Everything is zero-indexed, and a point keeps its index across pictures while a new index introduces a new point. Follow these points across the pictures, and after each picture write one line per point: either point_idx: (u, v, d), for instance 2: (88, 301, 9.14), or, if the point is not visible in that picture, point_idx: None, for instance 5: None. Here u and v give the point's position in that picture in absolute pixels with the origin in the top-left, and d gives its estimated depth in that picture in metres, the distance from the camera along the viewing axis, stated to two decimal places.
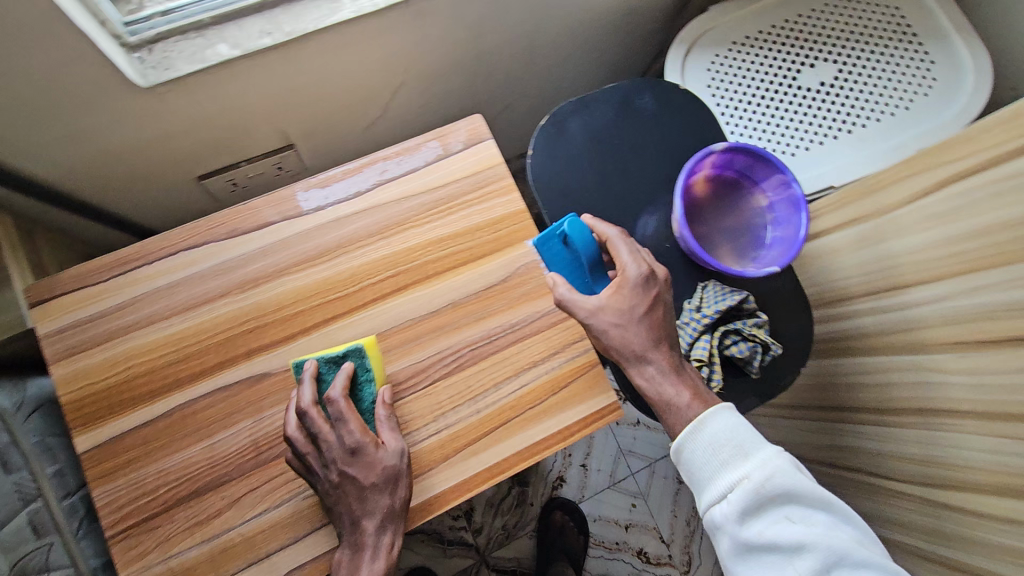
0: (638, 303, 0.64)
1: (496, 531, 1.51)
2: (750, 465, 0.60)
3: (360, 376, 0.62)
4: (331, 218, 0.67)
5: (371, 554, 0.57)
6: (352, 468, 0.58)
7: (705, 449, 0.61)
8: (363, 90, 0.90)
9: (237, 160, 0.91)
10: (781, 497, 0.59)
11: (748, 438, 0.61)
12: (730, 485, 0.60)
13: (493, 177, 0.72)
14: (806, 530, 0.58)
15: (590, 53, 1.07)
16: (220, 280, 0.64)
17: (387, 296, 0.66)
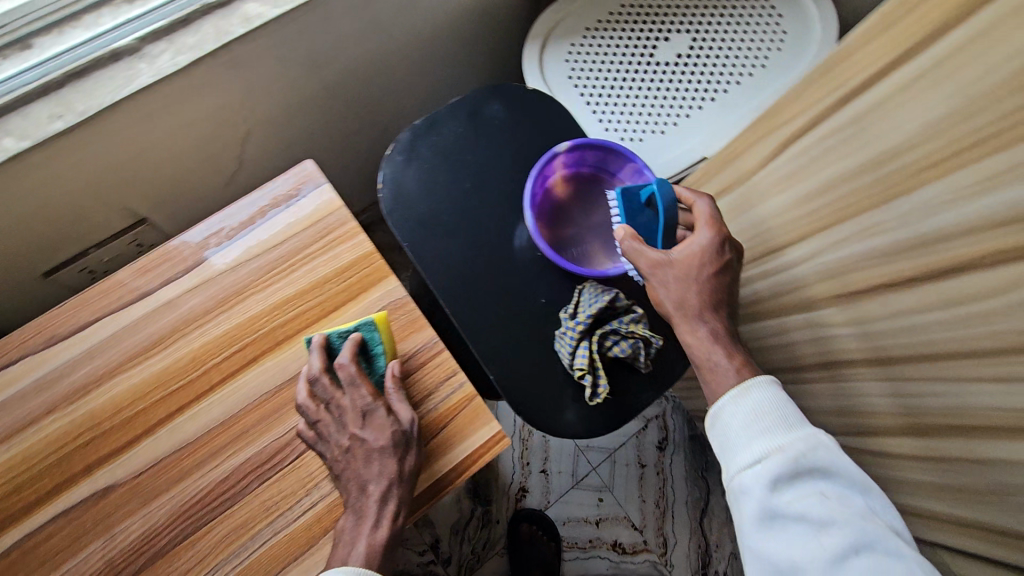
0: (709, 266, 0.65)
1: (465, 556, 1.38)
2: (792, 433, 0.53)
3: (371, 349, 0.63)
4: (164, 302, 0.64)
5: (374, 521, 0.57)
6: (364, 431, 0.60)
7: (745, 415, 0.56)
8: (201, 151, 0.84)
9: (86, 248, 0.85)
10: (812, 471, 0.51)
11: (791, 414, 0.55)
12: (764, 453, 0.53)
13: (334, 224, 0.68)
14: (835, 506, 0.49)
15: (446, 64, 1.03)
16: (47, 394, 0.61)
17: (237, 373, 0.63)
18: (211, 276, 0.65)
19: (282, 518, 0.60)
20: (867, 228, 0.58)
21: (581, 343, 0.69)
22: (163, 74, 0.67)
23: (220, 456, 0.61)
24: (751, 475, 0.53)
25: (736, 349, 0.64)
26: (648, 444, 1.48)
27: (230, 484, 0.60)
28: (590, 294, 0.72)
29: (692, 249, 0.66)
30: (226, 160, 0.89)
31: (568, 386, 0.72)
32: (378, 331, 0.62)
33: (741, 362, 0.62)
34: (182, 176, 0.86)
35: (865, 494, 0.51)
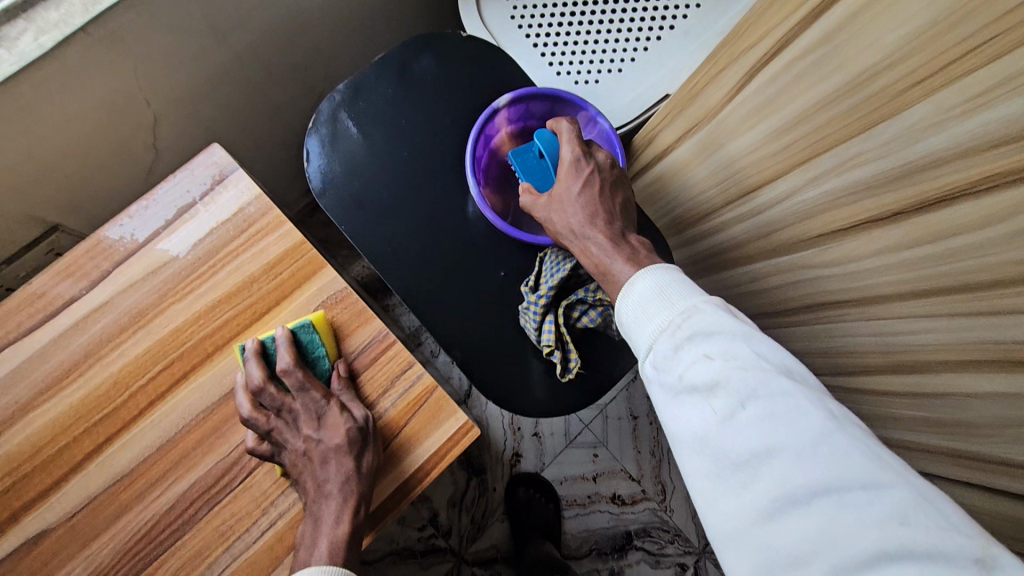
0: (573, 182, 0.60)
1: (465, 527, 1.36)
2: (678, 307, 0.45)
3: (312, 352, 0.57)
4: (72, 323, 0.56)
5: (333, 523, 0.51)
6: (320, 432, 0.55)
7: (636, 305, 0.48)
8: (107, 142, 0.75)
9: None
10: (694, 335, 0.42)
11: (680, 290, 0.47)
12: (654, 336, 0.45)
13: (255, 214, 0.60)
14: (719, 363, 0.40)
15: (373, 17, 0.92)
16: None
17: (167, 393, 0.56)
18: (122, 288, 0.57)
19: (236, 545, 0.54)
20: (846, 161, 0.51)
21: (546, 318, 0.63)
22: (29, 58, 0.58)
23: (161, 487, 0.54)
24: (651, 365, 0.45)
25: (626, 252, 0.55)
26: (638, 395, 1.43)
27: (175, 515, 0.54)
28: (551, 262, 0.65)
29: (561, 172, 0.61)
30: (137, 150, 0.80)
31: (538, 363, 0.67)
32: (320, 329, 0.57)
33: (627, 262, 0.54)
34: (89, 171, 0.77)
35: (757, 338, 0.40)
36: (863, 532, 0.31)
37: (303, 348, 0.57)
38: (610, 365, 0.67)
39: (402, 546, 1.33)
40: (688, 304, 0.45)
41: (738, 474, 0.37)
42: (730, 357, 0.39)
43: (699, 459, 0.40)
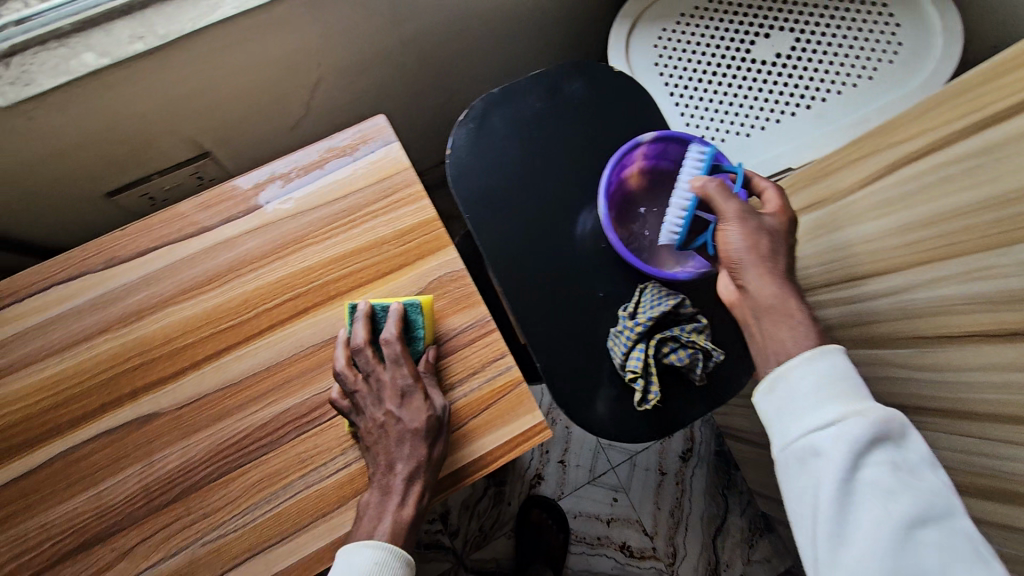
0: (773, 216, 0.61)
1: (472, 532, 1.38)
2: (869, 405, 0.48)
3: (410, 330, 0.60)
4: (224, 238, 0.62)
5: (399, 501, 0.55)
6: (399, 409, 0.57)
7: (819, 377, 0.51)
8: (274, 90, 0.83)
9: (148, 172, 0.86)
10: (884, 442, 0.46)
11: (865, 386, 0.51)
12: (841, 415, 0.48)
13: (401, 184, 0.65)
14: (901, 479, 0.44)
15: (529, 31, 0.97)
16: (98, 316, 0.59)
17: (288, 321, 0.61)
18: (273, 218, 0.63)
19: (312, 474, 0.58)
20: (972, 272, 0.52)
21: (637, 345, 0.66)
22: (248, 5, 0.66)
23: (261, 403, 0.59)
24: (825, 437, 0.48)
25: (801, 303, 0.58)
26: (670, 452, 1.42)
27: (267, 432, 0.59)
28: (652, 295, 0.68)
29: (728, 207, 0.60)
30: (295, 102, 0.88)
31: (614, 387, 0.69)
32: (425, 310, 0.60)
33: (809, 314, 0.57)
34: (251, 111, 0.84)
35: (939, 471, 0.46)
36: None
37: (407, 324, 0.60)
38: (682, 407, 0.69)
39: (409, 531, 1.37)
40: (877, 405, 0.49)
41: None
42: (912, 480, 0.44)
43: (851, 548, 0.44)
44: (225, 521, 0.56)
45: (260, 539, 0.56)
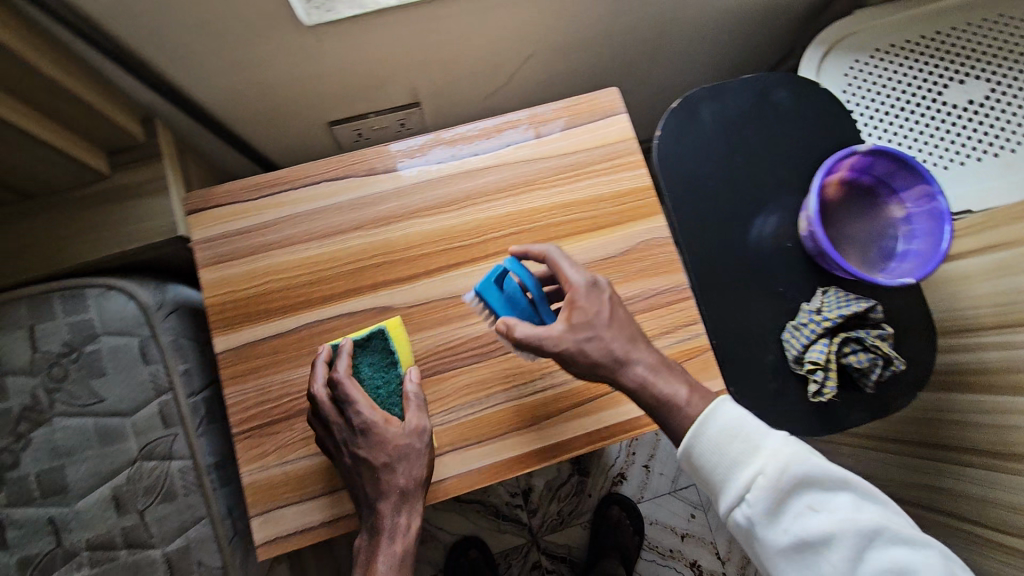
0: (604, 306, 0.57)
1: (551, 515, 1.38)
2: (766, 454, 0.52)
3: (384, 357, 0.63)
4: (466, 169, 0.69)
5: (389, 537, 0.58)
6: (363, 450, 0.58)
7: (721, 434, 0.54)
8: (494, 53, 0.91)
9: (366, 111, 0.96)
10: (792, 485, 0.51)
11: (754, 427, 0.54)
12: (749, 480, 0.52)
13: (624, 151, 0.71)
14: (818, 516, 0.51)
15: (722, 40, 1.02)
16: (355, 214, 0.67)
17: (510, 251, 0.68)
18: (509, 160, 0.70)
19: (515, 389, 0.65)
20: None
21: (821, 339, 0.69)
22: None
23: (477, 317, 0.66)
24: (744, 510, 0.52)
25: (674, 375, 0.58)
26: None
27: (481, 344, 0.66)
28: (838, 298, 0.72)
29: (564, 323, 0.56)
30: (503, 70, 0.96)
31: (781, 378, 0.73)
32: (392, 334, 0.64)
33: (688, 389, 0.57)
34: (469, 69, 0.93)
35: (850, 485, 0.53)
36: None
37: (380, 354, 0.63)
38: (847, 409, 0.73)
39: (489, 502, 1.38)
40: (768, 449, 0.53)
41: None
42: (851, 518, 0.51)
43: None
44: (436, 414, 0.64)
45: (464, 436, 0.63)
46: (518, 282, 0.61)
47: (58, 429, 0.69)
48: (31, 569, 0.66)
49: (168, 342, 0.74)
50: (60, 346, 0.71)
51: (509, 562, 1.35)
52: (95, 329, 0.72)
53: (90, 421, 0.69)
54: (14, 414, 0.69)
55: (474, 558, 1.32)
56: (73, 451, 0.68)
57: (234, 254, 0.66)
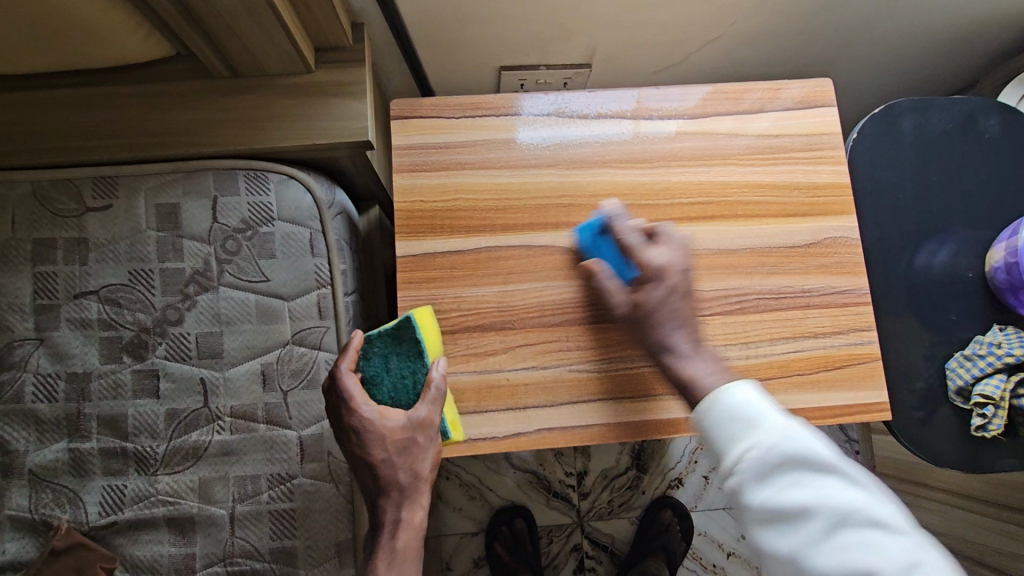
0: (658, 283, 0.59)
1: (600, 504, 1.27)
2: (763, 430, 0.48)
3: (413, 347, 0.61)
4: (666, 132, 0.69)
5: (390, 531, 0.58)
6: (353, 444, 0.58)
7: (723, 414, 0.51)
8: (685, 30, 0.88)
9: (538, 63, 0.94)
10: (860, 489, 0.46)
11: (753, 409, 0.50)
12: (745, 450, 0.48)
13: (827, 144, 0.70)
14: (798, 491, 0.45)
15: (913, 61, 0.98)
16: (550, 152, 0.68)
17: (694, 220, 0.67)
18: (710, 131, 0.69)
19: None
20: None
21: (998, 374, 0.68)
22: None
23: None
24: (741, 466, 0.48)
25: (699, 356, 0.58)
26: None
27: None
28: (1018, 336, 0.69)
29: (648, 263, 0.59)
30: (684, 49, 0.93)
31: (927, 408, 0.71)
32: (419, 323, 0.61)
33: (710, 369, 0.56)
34: (654, 42, 0.91)
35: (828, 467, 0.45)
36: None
37: (408, 342, 0.61)
38: (992, 452, 0.71)
39: (542, 474, 1.27)
40: (766, 423, 0.48)
41: None
42: (834, 497, 0.44)
43: None
44: (594, 360, 0.64)
45: (618, 388, 0.64)
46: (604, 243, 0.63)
47: (222, 298, 0.71)
48: (177, 423, 0.68)
49: (333, 240, 0.76)
50: (237, 222, 0.73)
51: (549, 540, 1.25)
52: (272, 213, 0.74)
53: (252, 298, 0.72)
54: (186, 276, 0.72)
55: (517, 530, 1.22)
56: (232, 321, 0.71)
57: (430, 165, 0.67)
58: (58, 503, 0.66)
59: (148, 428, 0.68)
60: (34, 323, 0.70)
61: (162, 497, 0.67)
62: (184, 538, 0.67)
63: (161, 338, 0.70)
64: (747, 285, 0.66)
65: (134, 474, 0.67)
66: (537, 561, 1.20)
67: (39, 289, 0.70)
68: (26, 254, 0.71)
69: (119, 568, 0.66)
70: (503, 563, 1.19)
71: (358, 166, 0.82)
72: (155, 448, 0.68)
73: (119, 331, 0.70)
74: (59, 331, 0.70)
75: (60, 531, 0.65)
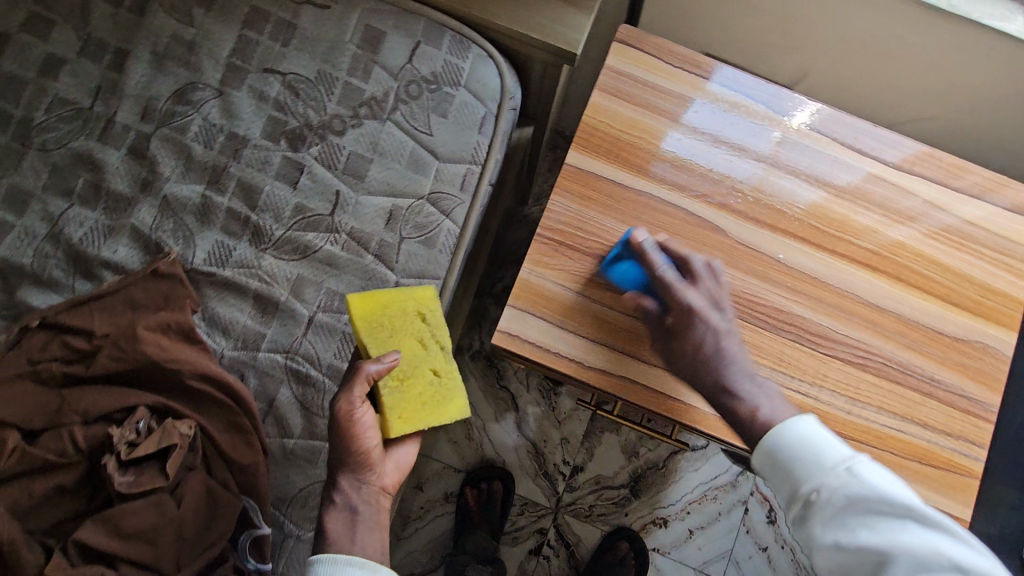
0: (682, 285, 0.60)
1: (581, 505, 1.19)
2: (830, 470, 0.51)
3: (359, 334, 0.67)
4: (856, 165, 0.69)
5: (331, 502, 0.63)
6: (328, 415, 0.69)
7: (779, 463, 0.54)
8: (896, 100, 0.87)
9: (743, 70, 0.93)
10: (850, 508, 0.49)
11: (798, 471, 0.52)
12: (810, 485, 0.52)
13: (1017, 255, 0.68)
14: (870, 533, 0.47)
15: None
16: (738, 139, 0.69)
17: (851, 262, 0.67)
18: (900, 189, 0.69)
19: (781, 375, 0.63)
20: None
21: None
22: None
23: (786, 293, 0.66)
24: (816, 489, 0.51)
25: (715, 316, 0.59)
26: None
27: (777, 317, 0.65)
28: None
29: (682, 302, 0.59)
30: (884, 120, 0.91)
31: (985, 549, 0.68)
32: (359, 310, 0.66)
33: (690, 288, 0.60)
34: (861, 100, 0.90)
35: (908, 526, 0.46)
36: (901, 526, 0.47)
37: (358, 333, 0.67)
38: None
39: (541, 450, 1.21)
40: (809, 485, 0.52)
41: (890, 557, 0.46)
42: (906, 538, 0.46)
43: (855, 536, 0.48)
44: None
45: None
46: (627, 260, 0.63)
47: (386, 131, 0.74)
48: (301, 217, 0.72)
49: (501, 129, 0.77)
50: (428, 71, 0.76)
51: (520, 512, 1.18)
52: (460, 78, 0.76)
53: (410, 144, 0.75)
54: (364, 97, 0.75)
55: (490, 490, 1.16)
56: (385, 154, 0.74)
57: (632, 97, 0.68)
58: (174, 236, 0.71)
59: (274, 210, 0.72)
60: (221, 78, 0.74)
61: (261, 273, 0.71)
62: (263, 317, 0.70)
63: (319, 140, 0.74)
64: (879, 348, 0.65)
65: (246, 242, 0.71)
66: (500, 524, 1.15)
67: (237, 50, 0.75)
68: (241, 15, 0.75)
69: (199, 315, 0.70)
70: (468, 515, 1.14)
71: (547, 78, 0.84)
72: (274, 229, 0.72)
73: (286, 117, 0.74)
74: (238, 93, 0.74)
75: (168, 258, 0.69)
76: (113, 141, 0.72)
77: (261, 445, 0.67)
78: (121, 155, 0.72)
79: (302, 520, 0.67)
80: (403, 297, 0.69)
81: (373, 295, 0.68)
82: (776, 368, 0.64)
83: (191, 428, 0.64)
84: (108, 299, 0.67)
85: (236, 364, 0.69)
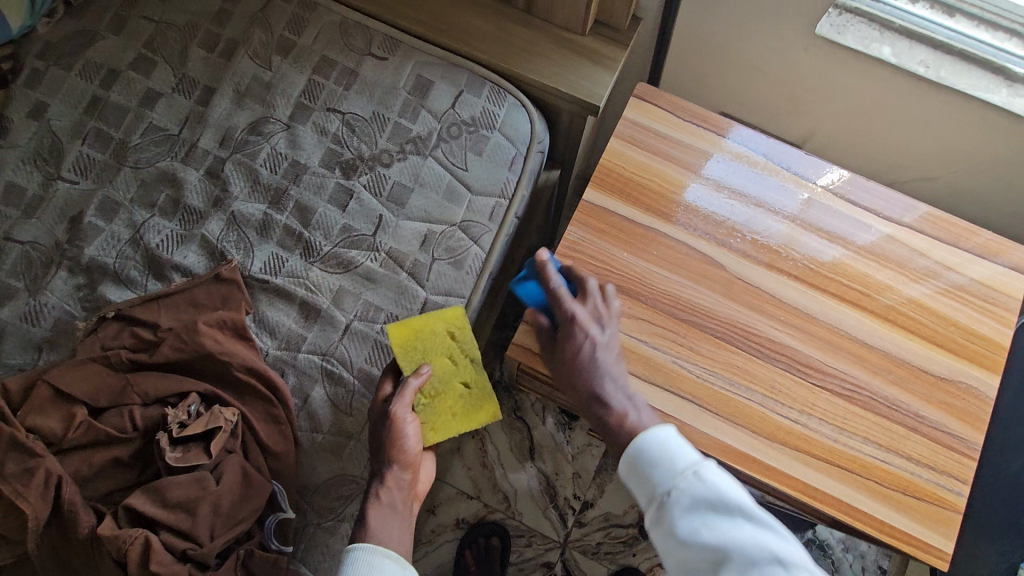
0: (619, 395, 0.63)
1: (589, 542, 1.17)
2: (680, 474, 0.56)
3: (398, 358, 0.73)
4: (857, 218, 0.75)
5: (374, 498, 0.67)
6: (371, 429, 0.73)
7: (636, 468, 0.59)
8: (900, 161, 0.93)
9: None
10: (695, 508, 0.55)
11: (655, 477, 0.57)
12: (667, 490, 0.56)
13: (1003, 304, 0.71)
14: (710, 531, 0.53)
15: None
16: (742, 185, 0.76)
17: (844, 301, 0.71)
18: (895, 238, 0.74)
19: (772, 403, 0.68)
20: None
21: None
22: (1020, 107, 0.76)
23: (782, 327, 0.71)
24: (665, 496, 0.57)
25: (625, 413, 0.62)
26: None
27: (773, 347, 0.70)
28: None
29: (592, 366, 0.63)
30: None
31: None
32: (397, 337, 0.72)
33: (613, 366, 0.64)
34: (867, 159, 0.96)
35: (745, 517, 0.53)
36: (735, 528, 0.53)
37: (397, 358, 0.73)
38: None
39: (552, 484, 1.21)
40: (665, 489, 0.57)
41: (737, 560, 0.51)
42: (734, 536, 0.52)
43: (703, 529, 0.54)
44: (700, 364, 0.69)
45: (714, 404, 0.68)
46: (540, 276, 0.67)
47: (426, 165, 0.84)
48: (347, 236, 0.81)
49: (529, 169, 0.86)
50: (468, 116, 0.86)
51: (527, 543, 1.17)
52: (496, 122, 0.86)
53: (448, 178, 0.84)
54: (410, 135, 0.85)
55: (489, 546, 1.15)
56: (425, 186, 0.83)
57: (646, 145, 0.76)
58: (236, 246, 0.81)
59: (324, 229, 0.81)
60: (290, 113, 0.86)
61: (308, 283, 0.79)
62: (305, 322, 0.78)
63: (369, 170, 0.84)
64: (867, 382, 0.69)
65: (298, 255, 0.81)
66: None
67: (306, 91, 0.86)
68: (311, 62, 0.87)
69: (251, 317, 0.79)
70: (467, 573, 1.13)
71: (573, 125, 0.93)
72: (322, 246, 0.81)
73: (342, 149, 0.84)
74: (304, 127, 0.85)
75: (230, 264, 0.79)
76: (193, 162, 0.84)
77: (293, 437, 0.74)
78: (199, 174, 0.83)
79: (323, 510, 0.73)
80: (432, 321, 0.74)
81: (407, 322, 0.74)
82: (766, 395, 0.68)
83: (234, 416, 0.71)
84: (174, 296, 0.77)
85: (278, 362, 0.77)
